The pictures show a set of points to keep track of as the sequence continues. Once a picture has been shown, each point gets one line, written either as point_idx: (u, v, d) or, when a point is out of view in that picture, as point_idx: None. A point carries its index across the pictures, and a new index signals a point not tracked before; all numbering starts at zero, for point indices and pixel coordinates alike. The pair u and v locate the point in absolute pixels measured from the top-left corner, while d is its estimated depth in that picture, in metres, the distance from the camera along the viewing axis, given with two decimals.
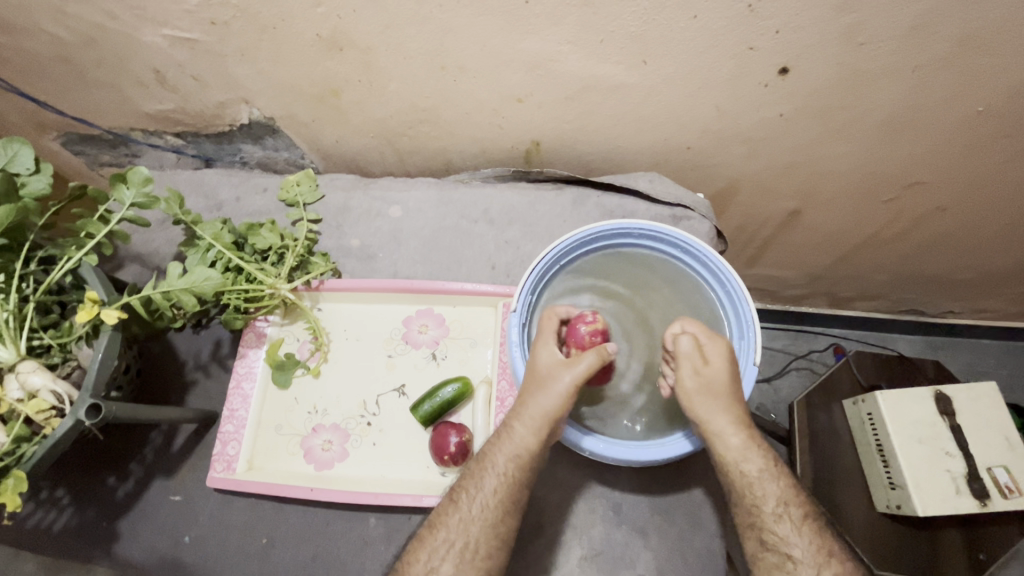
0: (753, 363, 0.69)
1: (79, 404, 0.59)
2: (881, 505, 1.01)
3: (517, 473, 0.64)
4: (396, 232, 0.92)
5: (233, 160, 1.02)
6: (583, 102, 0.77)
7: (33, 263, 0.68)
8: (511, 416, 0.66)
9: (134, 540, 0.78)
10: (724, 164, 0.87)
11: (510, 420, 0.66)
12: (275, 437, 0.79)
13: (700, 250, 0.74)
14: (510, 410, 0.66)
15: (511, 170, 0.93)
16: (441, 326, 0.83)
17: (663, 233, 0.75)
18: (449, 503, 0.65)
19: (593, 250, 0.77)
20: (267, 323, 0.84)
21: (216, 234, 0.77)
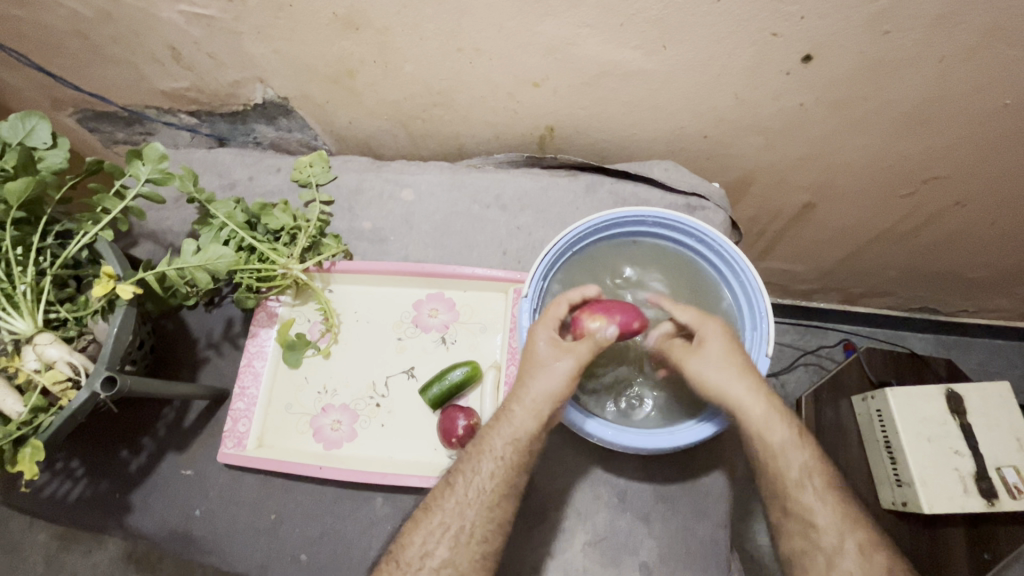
0: (765, 355, 0.68)
1: (96, 376, 0.60)
2: (886, 501, 1.01)
3: (516, 457, 0.65)
4: (407, 215, 0.90)
5: (246, 141, 1.03)
6: (599, 88, 0.76)
7: (50, 237, 0.68)
8: (511, 399, 0.66)
9: (146, 513, 0.79)
10: (741, 154, 0.86)
11: (509, 403, 0.66)
12: (286, 416, 0.80)
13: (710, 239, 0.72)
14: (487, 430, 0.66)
15: (524, 156, 0.92)
16: (451, 310, 0.83)
17: (677, 222, 0.73)
18: (446, 488, 0.66)
19: (604, 238, 0.75)
20: (279, 303, 0.84)
21: (229, 214, 0.78)
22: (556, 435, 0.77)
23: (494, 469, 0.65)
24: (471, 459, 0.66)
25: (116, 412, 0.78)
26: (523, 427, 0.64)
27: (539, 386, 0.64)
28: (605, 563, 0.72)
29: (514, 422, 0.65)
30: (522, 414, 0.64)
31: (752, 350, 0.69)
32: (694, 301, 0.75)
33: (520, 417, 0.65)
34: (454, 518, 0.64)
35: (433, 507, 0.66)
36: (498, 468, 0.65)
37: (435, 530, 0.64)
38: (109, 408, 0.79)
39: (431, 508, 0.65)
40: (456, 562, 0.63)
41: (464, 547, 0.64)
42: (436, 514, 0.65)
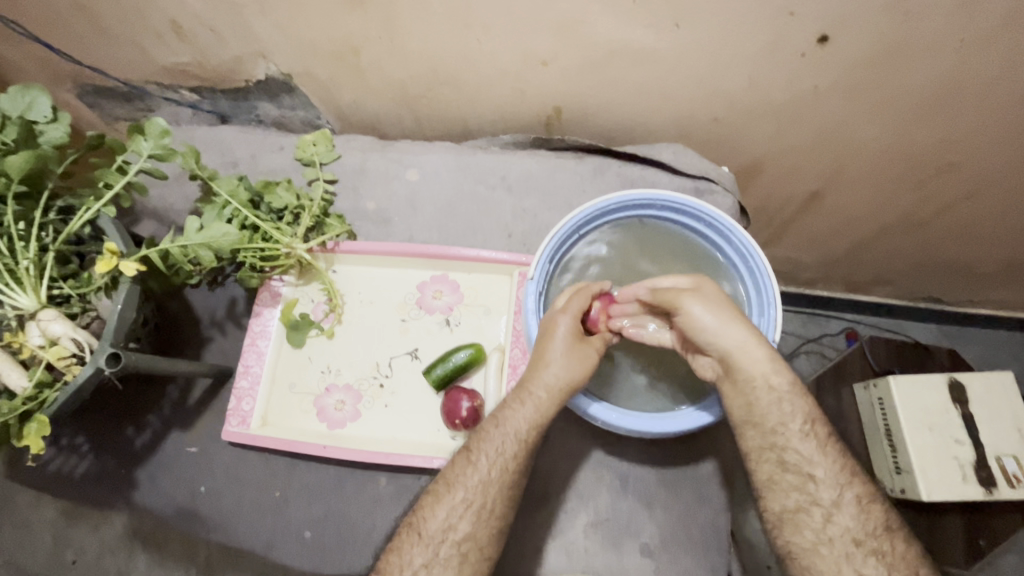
0: (772, 341, 0.66)
1: (100, 352, 0.60)
2: (885, 488, 1.02)
3: (535, 436, 0.64)
4: (412, 196, 0.89)
5: (249, 119, 1.01)
6: (608, 69, 0.75)
7: (52, 212, 0.67)
8: (528, 382, 0.65)
9: (152, 489, 0.80)
10: (750, 138, 0.84)
11: (527, 385, 0.65)
12: (289, 396, 0.80)
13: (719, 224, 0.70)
14: (505, 410, 0.65)
15: (530, 138, 0.91)
16: (455, 292, 0.82)
17: (687, 206, 0.71)
18: (467, 464, 0.64)
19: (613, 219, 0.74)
20: (282, 283, 0.84)
21: (232, 191, 0.78)
22: (559, 418, 0.77)
23: (511, 451, 0.64)
24: (493, 436, 0.64)
25: (121, 389, 0.79)
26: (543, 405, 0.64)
27: (558, 367, 0.65)
28: (607, 544, 0.72)
29: (539, 406, 0.64)
30: (542, 394, 0.64)
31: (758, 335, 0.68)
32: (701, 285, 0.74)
33: (543, 401, 0.64)
34: (477, 495, 0.62)
35: (455, 483, 0.63)
36: (521, 447, 0.64)
37: (458, 506, 0.62)
38: (114, 385, 0.79)
39: (454, 484, 0.63)
40: (478, 536, 0.62)
41: (485, 522, 0.62)
42: (458, 490, 0.63)
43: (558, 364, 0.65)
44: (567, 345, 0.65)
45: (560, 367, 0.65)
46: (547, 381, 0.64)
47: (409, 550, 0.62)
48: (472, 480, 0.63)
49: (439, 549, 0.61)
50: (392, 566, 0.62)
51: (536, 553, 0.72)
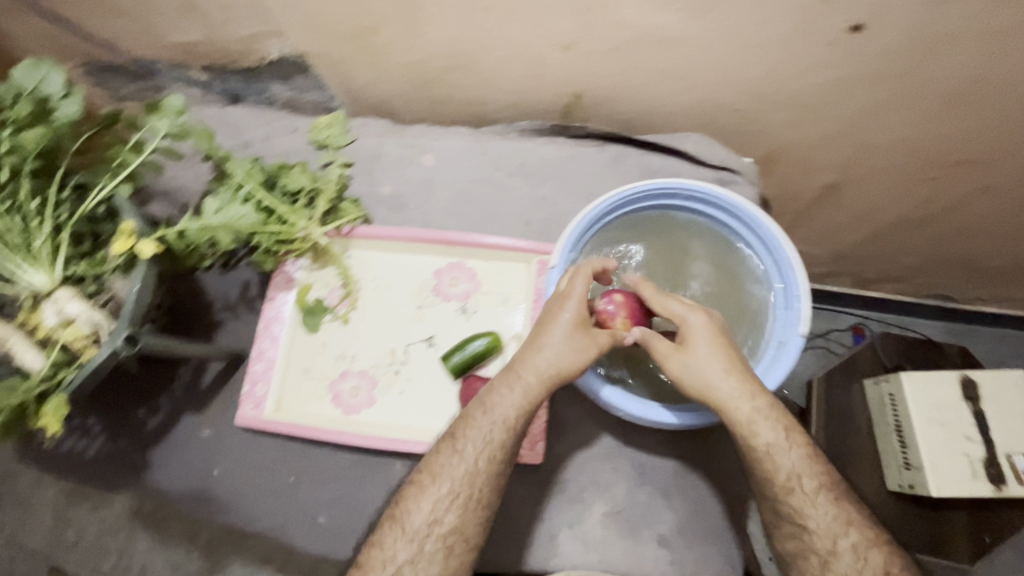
0: (798, 336, 0.64)
1: (117, 334, 0.59)
2: (892, 484, 1.02)
3: (523, 426, 0.64)
4: (428, 182, 0.88)
5: (259, 100, 0.99)
6: (631, 54, 0.73)
7: (66, 190, 0.66)
8: (520, 365, 0.64)
9: (165, 471, 0.79)
10: (770, 129, 0.83)
11: (518, 368, 0.64)
12: (303, 381, 0.79)
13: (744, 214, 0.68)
14: (488, 399, 0.64)
15: (547, 124, 0.89)
16: (472, 279, 0.81)
17: (712, 196, 0.70)
18: (451, 455, 0.64)
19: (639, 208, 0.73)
20: (296, 267, 0.83)
21: (247, 172, 0.76)
22: (576, 408, 0.76)
23: (496, 442, 0.63)
24: (479, 425, 0.64)
25: (137, 370, 0.78)
26: (529, 395, 0.63)
27: (554, 354, 0.63)
28: (623, 534, 0.72)
29: (528, 392, 0.63)
30: (532, 383, 0.63)
31: (785, 330, 0.66)
32: (728, 279, 0.73)
33: (533, 386, 0.63)
34: (463, 486, 0.63)
35: (440, 474, 0.63)
36: (508, 437, 0.63)
37: (443, 499, 0.63)
38: (129, 367, 0.78)
39: (439, 476, 0.63)
40: (464, 528, 0.63)
41: (471, 514, 0.63)
42: (443, 481, 0.63)
43: (554, 352, 0.63)
44: (566, 330, 0.63)
45: (558, 351, 0.63)
46: (538, 369, 0.63)
47: (392, 545, 0.63)
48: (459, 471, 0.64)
49: (425, 544, 0.62)
50: (375, 561, 0.63)
51: (552, 539, 0.72)
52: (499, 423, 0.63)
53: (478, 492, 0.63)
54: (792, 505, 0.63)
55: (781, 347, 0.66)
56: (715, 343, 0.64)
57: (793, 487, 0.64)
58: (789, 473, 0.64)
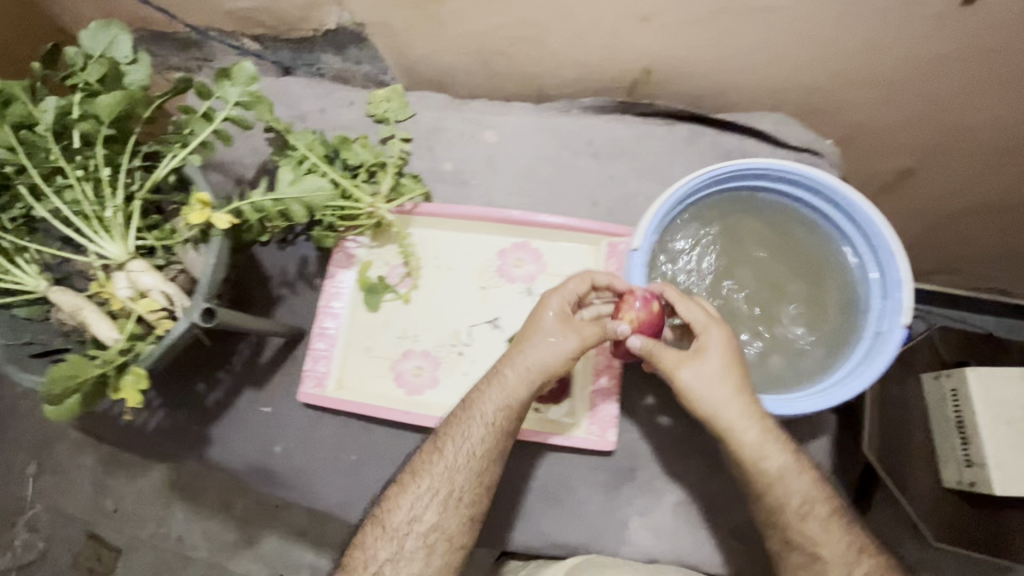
0: (901, 326, 0.61)
1: (195, 308, 0.58)
2: (950, 480, 1.00)
3: (506, 424, 0.65)
4: (491, 159, 0.85)
5: (309, 71, 0.96)
6: (715, 26, 0.69)
7: (138, 158, 0.64)
8: (504, 363, 0.66)
9: (226, 446, 0.79)
10: (852, 111, 0.79)
11: (503, 366, 0.66)
12: (365, 359, 0.78)
13: (842, 199, 0.64)
14: (470, 396, 0.66)
15: (613, 101, 0.86)
16: (537, 261, 0.79)
17: (803, 178, 0.65)
18: (433, 451, 0.66)
19: (722, 189, 0.68)
20: (357, 244, 0.81)
21: (309, 145, 0.74)
22: (646, 395, 0.74)
23: (476, 438, 0.65)
24: (461, 422, 0.66)
25: (208, 344, 0.77)
26: (513, 395, 0.64)
27: (539, 354, 0.64)
28: (697, 522, 0.71)
29: (507, 388, 0.64)
30: (515, 380, 0.65)
31: (884, 320, 0.62)
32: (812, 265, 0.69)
33: (513, 382, 0.65)
34: (443, 483, 0.65)
35: (421, 471, 0.66)
36: (488, 433, 0.65)
37: (424, 495, 0.65)
38: (201, 340, 0.78)
39: (419, 473, 0.65)
40: (444, 527, 0.64)
41: (452, 511, 0.65)
42: (424, 479, 0.65)
43: (538, 350, 0.64)
44: (554, 329, 0.64)
45: (544, 349, 0.64)
46: (521, 365, 0.64)
47: (373, 545, 0.65)
48: (436, 468, 0.65)
49: (405, 542, 0.64)
50: (358, 560, 0.65)
51: (623, 525, 0.72)
52: (477, 420, 0.65)
53: (456, 490, 0.65)
54: (809, 530, 0.61)
55: (880, 338, 0.62)
56: (729, 363, 0.61)
57: (807, 512, 0.62)
58: (803, 498, 0.61)
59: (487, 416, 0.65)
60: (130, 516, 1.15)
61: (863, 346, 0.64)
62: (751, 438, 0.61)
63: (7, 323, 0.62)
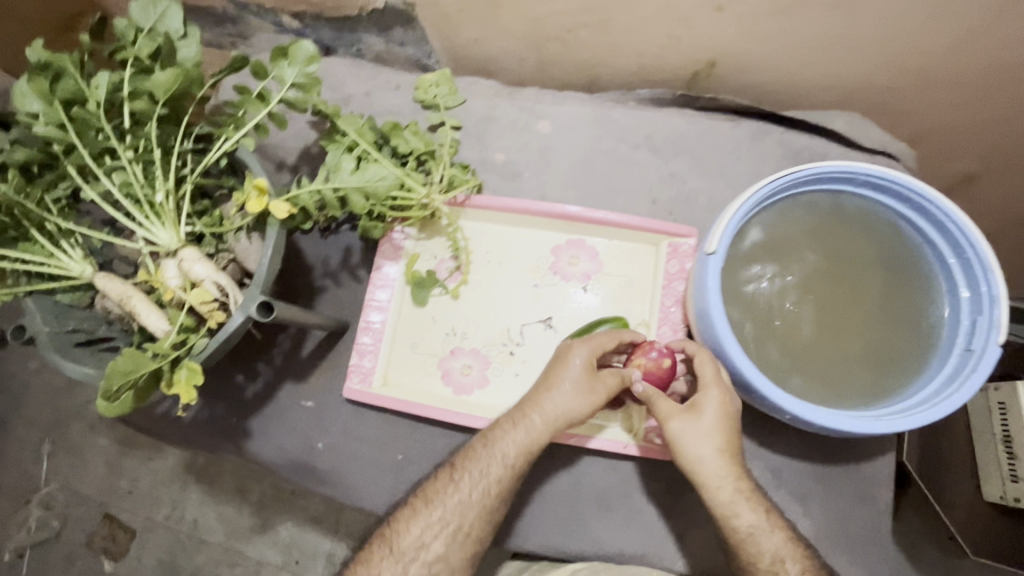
0: (996, 343, 0.57)
1: (252, 301, 0.55)
2: (993, 495, 0.91)
3: (522, 467, 0.65)
4: (545, 150, 0.82)
5: (349, 52, 0.92)
6: (794, 19, 0.65)
7: (189, 140, 0.61)
8: (529, 406, 0.65)
9: (266, 440, 0.77)
10: (926, 113, 0.75)
11: (527, 410, 0.65)
12: (412, 355, 0.76)
13: (933, 207, 0.61)
14: (489, 435, 0.66)
15: (672, 94, 0.82)
16: (593, 259, 0.76)
17: (892, 181, 0.62)
18: (449, 482, 0.65)
19: (802, 190, 0.64)
20: (404, 236, 0.77)
21: (359, 132, 0.70)
22: None
23: (493, 476, 0.64)
24: (479, 457, 0.65)
25: (259, 337, 0.75)
26: (536, 440, 0.64)
27: (561, 400, 0.64)
28: None
29: (531, 432, 0.64)
30: (540, 426, 0.64)
31: (977, 336, 0.59)
32: (893, 276, 0.65)
33: (537, 427, 0.64)
34: (454, 516, 0.64)
35: (434, 500, 0.65)
36: (505, 473, 0.64)
37: (433, 526, 0.64)
38: (254, 331, 0.76)
39: (432, 503, 0.65)
40: (448, 559, 0.64)
41: (459, 545, 0.64)
42: (436, 508, 0.65)
43: (560, 398, 0.64)
44: (579, 377, 0.64)
45: (565, 394, 0.64)
46: (545, 411, 0.64)
47: (379, 565, 0.64)
48: (449, 500, 0.65)
49: (410, 568, 0.63)
50: None
51: (681, 535, 0.71)
52: (497, 461, 0.64)
53: (465, 525, 0.64)
54: None
55: (971, 355, 0.59)
56: (721, 423, 0.62)
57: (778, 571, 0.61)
58: (774, 556, 0.61)
59: (505, 459, 0.64)
60: (148, 498, 1.13)
61: (951, 364, 0.60)
62: (728, 495, 0.62)
63: (52, 310, 0.60)
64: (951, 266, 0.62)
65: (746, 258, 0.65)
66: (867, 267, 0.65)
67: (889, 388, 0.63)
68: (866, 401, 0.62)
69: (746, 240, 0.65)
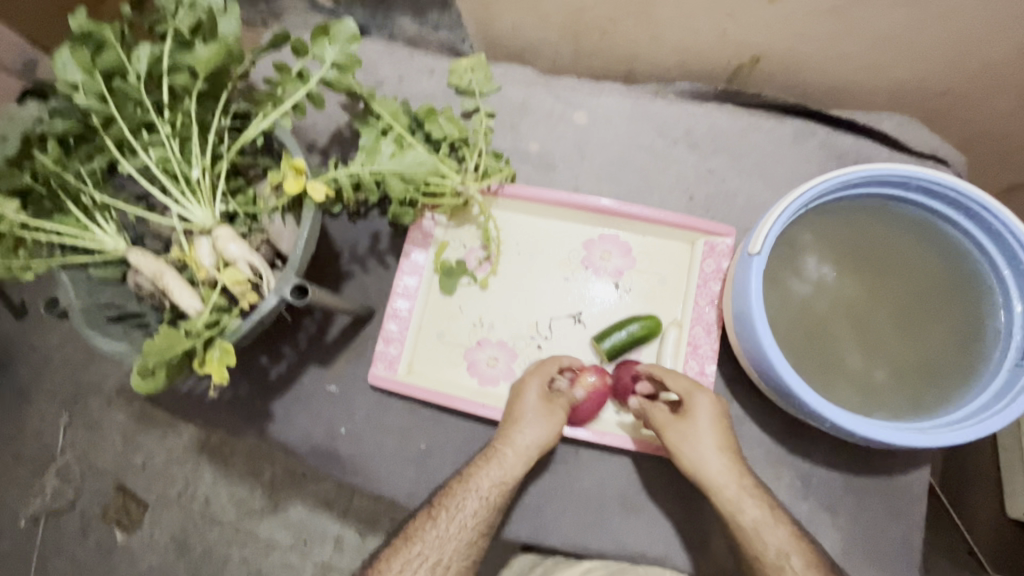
0: None
1: (287, 282, 0.54)
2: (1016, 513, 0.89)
3: (500, 499, 0.65)
4: (581, 142, 0.80)
5: (382, 33, 0.89)
6: (852, 14, 0.61)
7: (227, 117, 0.60)
8: (500, 441, 0.66)
9: (288, 423, 0.77)
10: (980, 118, 0.72)
11: (499, 445, 0.66)
12: (438, 345, 0.75)
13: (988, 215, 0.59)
14: (465, 469, 0.66)
15: (713, 89, 0.79)
16: (626, 256, 0.75)
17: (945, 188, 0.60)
18: (426, 519, 0.64)
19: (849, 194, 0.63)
20: (434, 223, 0.76)
21: (394, 114, 0.68)
22: (735, 407, 0.71)
23: (471, 510, 0.64)
24: (456, 493, 0.65)
25: (288, 319, 0.75)
26: (508, 472, 0.65)
27: (529, 430, 0.66)
28: None
29: (505, 465, 0.65)
30: (512, 459, 0.65)
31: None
32: (939, 284, 0.64)
33: (510, 460, 0.65)
34: (434, 551, 0.62)
35: (414, 536, 0.63)
36: (482, 506, 0.64)
37: (412, 560, 0.62)
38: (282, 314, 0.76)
39: (413, 537, 0.63)
40: None
41: None
42: (416, 544, 0.63)
43: (530, 427, 0.66)
44: (540, 404, 0.67)
45: (535, 425, 0.66)
46: (516, 443, 0.65)
47: None
48: (429, 534, 0.63)
49: None
50: None
51: (704, 537, 0.70)
52: (474, 494, 0.64)
53: (447, 558, 0.62)
54: None
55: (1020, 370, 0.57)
56: (714, 423, 0.64)
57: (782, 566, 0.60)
58: (778, 551, 0.60)
59: (480, 490, 0.64)
60: (162, 475, 1.14)
61: (999, 379, 0.59)
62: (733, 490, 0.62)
63: (85, 283, 0.60)
64: (1003, 277, 0.60)
65: (788, 261, 0.64)
66: (911, 275, 0.64)
67: (931, 399, 0.62)
68: (905, 413, 0.61)
69: (788, 242, 0.64)
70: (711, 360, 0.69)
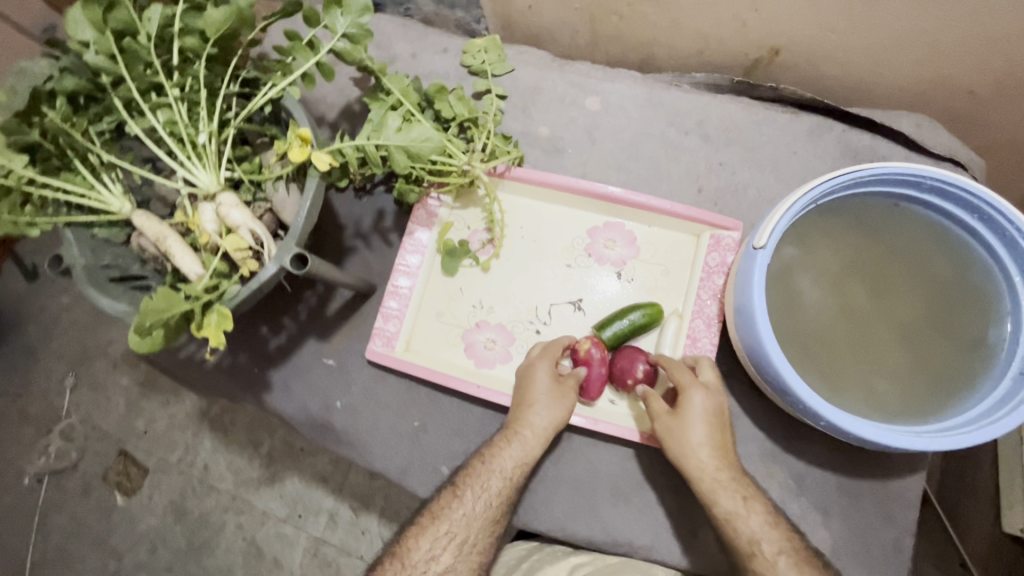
0: None
1: (287, 251, 0.54)
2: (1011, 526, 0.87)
3: (522, 478, 0.66)
4: (591, 128, 0.79)
5: (398, 10, 0.88)
6: (876, 9, 0.60)
7: (236, 84, 0.60)
8: (519, 424, 0.66)
9: (286, 394, 0.77)
10: (1003, 123, 0.70)
11: (519, 428, 0.66)
12: (436, 324, 0.75)
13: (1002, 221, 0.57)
14: (484, 450, 0.67)
15: (730, 80, 0.78)
16: (630, 245, 0.74)
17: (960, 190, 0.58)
18: (452, 497, 0.65)
19: (859, 192, 0.62)
20: (438, 202, 0.75)
21: (403, 90, 0.68)
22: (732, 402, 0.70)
23: (495, 489, 0.65)
24: (480, 474, 0.65)
25: (288, 290, 0.75)
26: (531, 451, 0.66)
27: (542, 413, 0.66)
28: None
29: (526, 446, 0.66)
30: (534, 441, 0.66)
31: None
32: (945, 290, 0.62)
33: (530, 442, 0.66)
34: (461, 529, 0.63)
35: (440, 515, 0.64)
36: (508, 484, 0.65)
37: (442, 536, 0.63)
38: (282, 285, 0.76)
39: (439, 517, 0.64)
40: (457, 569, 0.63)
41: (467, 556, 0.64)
42: (443, 522, 0.64)
43: (541, 411, 0.66)
44: (548, 390, 0.67)
45: (545, 411, 0.66)
46: (536, 426, 0.66)
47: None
48: (453, 513, 0.64)
49: None
50: None
51: (694, 530, 0.70)
52: (498, 475, 0.65)
53: (472, 537, 0.64)
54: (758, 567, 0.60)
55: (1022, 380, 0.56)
56: (721, 417, 0.65)
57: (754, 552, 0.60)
58: (750, 538, 0.61)
59: (504, 471, 0.65)
60: (163, 440, 1.16)
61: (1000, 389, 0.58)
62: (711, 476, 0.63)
63: (90, 243, 0.60)
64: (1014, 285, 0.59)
65: (791, 256, 0.63)
66: (919, 278, 0.63)
67: (930, 404, 0.61)
68: (900, 417, 0.60)
69: (792, 236, 0.63)
70: (709, 354, 0.69)
